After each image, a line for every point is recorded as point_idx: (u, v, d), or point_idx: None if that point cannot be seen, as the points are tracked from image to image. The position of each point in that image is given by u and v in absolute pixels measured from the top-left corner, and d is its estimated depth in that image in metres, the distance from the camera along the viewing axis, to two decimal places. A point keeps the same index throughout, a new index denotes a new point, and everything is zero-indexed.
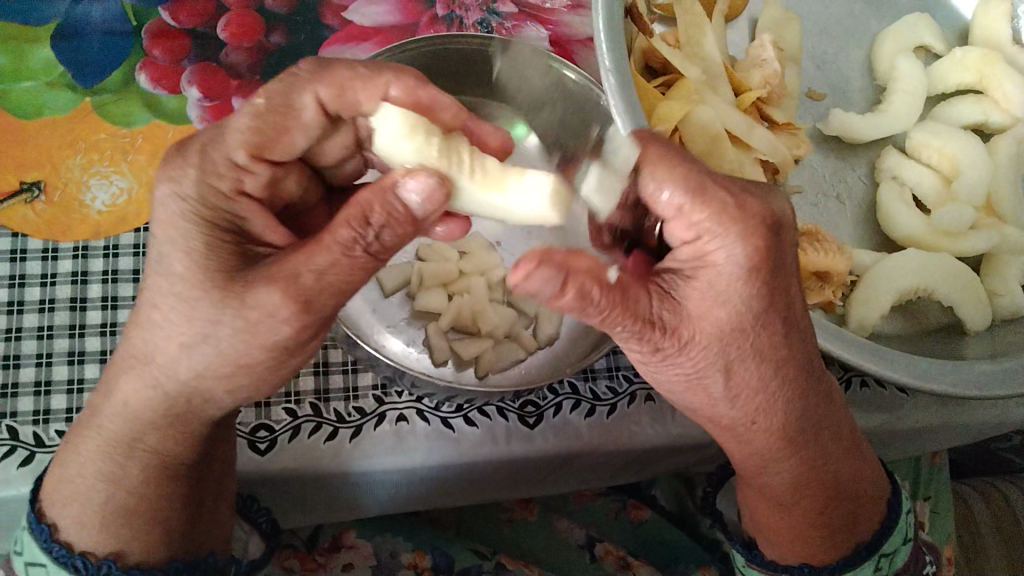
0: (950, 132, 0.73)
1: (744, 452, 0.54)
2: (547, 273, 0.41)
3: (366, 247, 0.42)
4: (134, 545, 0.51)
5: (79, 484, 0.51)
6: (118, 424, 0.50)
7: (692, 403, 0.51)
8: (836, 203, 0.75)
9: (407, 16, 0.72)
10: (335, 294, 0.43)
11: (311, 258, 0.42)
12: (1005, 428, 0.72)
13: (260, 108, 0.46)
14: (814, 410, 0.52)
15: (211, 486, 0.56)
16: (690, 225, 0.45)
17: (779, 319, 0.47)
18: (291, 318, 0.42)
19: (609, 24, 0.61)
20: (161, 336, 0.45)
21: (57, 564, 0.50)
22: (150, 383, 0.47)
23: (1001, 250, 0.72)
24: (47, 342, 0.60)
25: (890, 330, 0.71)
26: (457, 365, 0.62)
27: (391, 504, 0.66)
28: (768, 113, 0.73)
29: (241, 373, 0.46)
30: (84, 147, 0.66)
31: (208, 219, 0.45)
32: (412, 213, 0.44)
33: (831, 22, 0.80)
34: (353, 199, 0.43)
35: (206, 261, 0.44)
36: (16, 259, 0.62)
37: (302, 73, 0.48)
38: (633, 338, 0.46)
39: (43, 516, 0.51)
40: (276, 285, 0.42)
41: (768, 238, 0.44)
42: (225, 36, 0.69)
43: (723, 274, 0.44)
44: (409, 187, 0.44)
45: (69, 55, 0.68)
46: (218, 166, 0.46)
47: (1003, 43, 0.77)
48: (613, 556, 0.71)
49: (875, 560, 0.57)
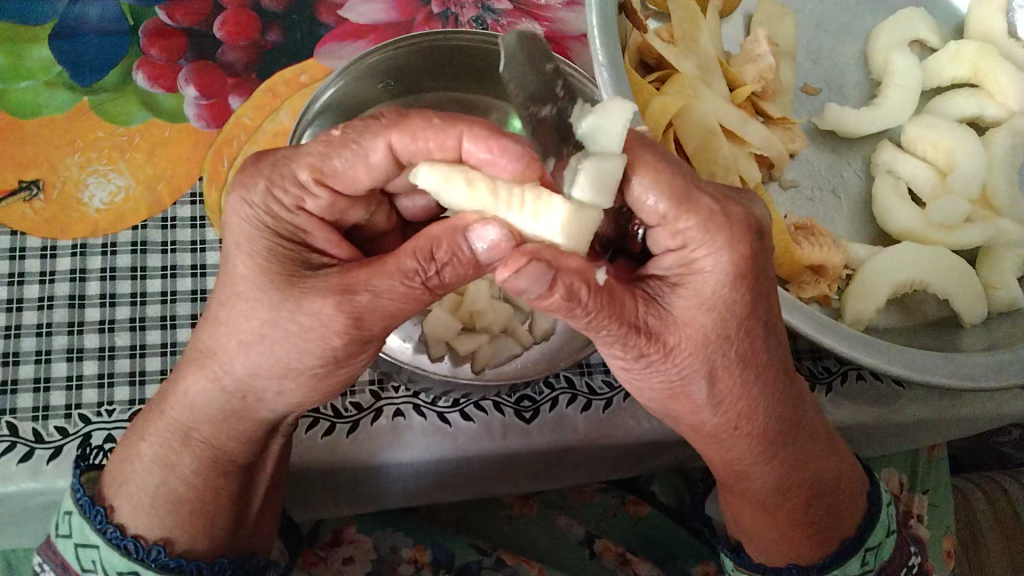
0: (945, 126, 0.73)
1: (725, 457, 0.54)
2: (536, 270, 0.39)
3: (425, 281, 0.43)
4: (180, 534, 0.52)
5: (135, 467, 0.52)
6: (178, 412, 0.51)
7: (676, 412, 0.51)
8: (833, 198, 0.75)
9: (403, 13, 0.72)
10: (388, 316, 0.44)
11: (373, 279, 0.43)
12: (1003, 420, 0.72)
13: (333, 139, 0.46)
14: (791, 410, 0.53)
15: (260, 483, 0.57)
16: (675, 232, 0.44)
17: (759, 323, 0.47)
18: (342, 331, 0.44)
19: (603, 19, 0.61)
20: (224, 334, 0.46)
21: (109, 546, 0.51)
22: (211, 375, 0.49)
23: (997, 242, 0.72)
24: (46, 339, 0.61)
25: (886, 322, 0.71)
26: (453, 360, 0.61)
27: (400, 501, 0.66)
28: (762, 108, 0.74)
29: (292, 374, 0.46)
30: (83, 145, 0.66)
31: (273, 230, 0.46)
32: (477, 259, 0.43)
33: (825, 16, 0.80)
34: (426, 231, 0.43)
35: (266, 265, 0.45)
36: (16, 257, 0.63)
37: (382, 119, 0.46)
38: (617, 343, 0.46)
39: (100, 499, 0.53)
40: (329, 296, 0.43)
41: (752, 241, 0.45)
42: (221, 34, 0.70)
43: (708, 281, 0.45)
44: (478, 235, 0.42)
45: (66, 54, 0.68)
46: (285, 180, 0.46)
47: (998, 36, 0.77)
48: (612, 552, 0.71)
49: (862, 554, 0.57)
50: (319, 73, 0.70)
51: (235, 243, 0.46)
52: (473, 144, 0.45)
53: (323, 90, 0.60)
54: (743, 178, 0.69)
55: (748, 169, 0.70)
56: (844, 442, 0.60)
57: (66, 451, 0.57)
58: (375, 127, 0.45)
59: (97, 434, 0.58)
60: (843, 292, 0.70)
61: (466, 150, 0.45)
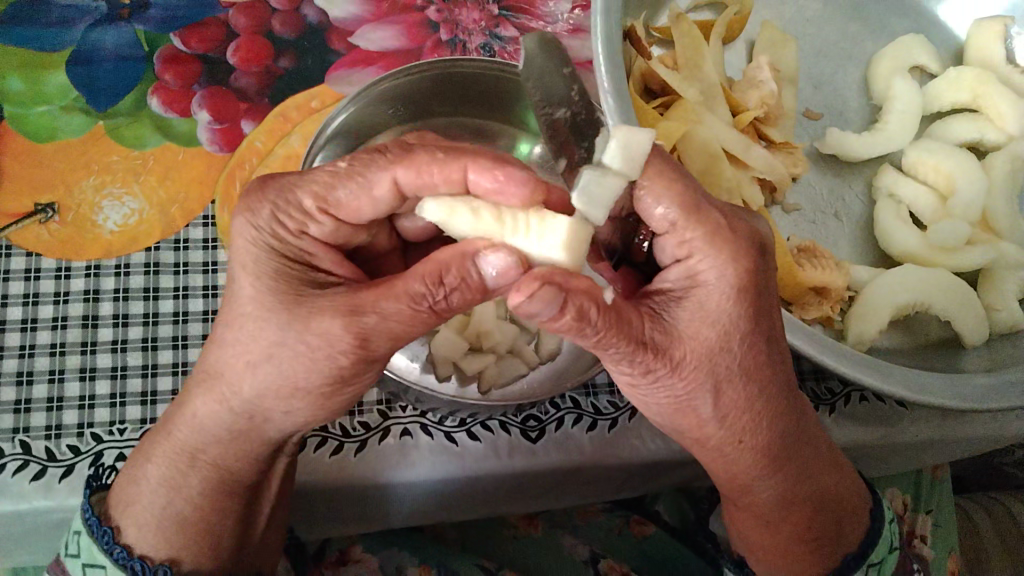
0: (945, 150, 0.74)
1: (730, 471, 0.54)
2: (549, 293, 0.41)
3: (432, 304, 0.44)
4: (186, 554, 0.53)
5: (142, 489, 0.53)
6: (185, 433, 0.52)
7: (680, 427, 0.52)
8: (835, 221, 0.76)
9: (412, 40, 0.74)
10: (394, 338, 0.45)
11: (380, 301, 0.44)
12: (1006, 441, 0.73)
13: (339, 170, 0.48)
14: (795, 425, 0.53)
15: (263, 504, 0.57)
16: (682, 242, 0.47)
17: (762, 337, 0.48)
18: (347, 350, 0.44)
19: (608, 46, 0.63)
20: (229, 355, 0.47)
21: (117, 566, 0.51)
22: (217, 398, 0.49)
23: (998, 264, 0.72)
24: (60, 359, 0.62)
25: (888, 343, 0.72)
26: (460, 380, 0.62)
27: (405, 520, 0.67)
28: (765, 133, 0.75)
29: (304, 395, 0.47)
30: (98, 169, 0.68)
31: (279, 253, 0.47)
32: (485, 283, 0.44)
33: (826, 43, 0.81)
34: (432, 256, 0.44)
35: (278, 286, 0.46)
36: (31, 278, 0.64)
37: (387, 154, 0.48)
38: (625, 360, 0.46)
39: (107, 519, 0.53)
40: (338, 316, 0.44)
41: (755, 258, 0.47)
42: (234, 60, 0.72)
43: (713, 294, 0.46)
44: (488, 260, 0.44)
45: (83, 80, 0.70)
46: (289, 208, 0.48)
47: (997, 62, 0.79)
48: (617, 572, 0.71)
49: (864, 569, 0.57)
50: (330, 98, 0.71)
51: (240, 265, 0.47)
52: (479, 174, 0.47)
53: (334, 116, 0.62)
54: (747, 202, 0.70)
55: (751, 193, 0.71)
56: (846, 458, 0.60)
57: (78, 470, 0.58)
58: (381, 161, 0.48)
59: (109, 453, 0.59)
60: (846, 314, 0.71)
61: (471, 181, 0.47)
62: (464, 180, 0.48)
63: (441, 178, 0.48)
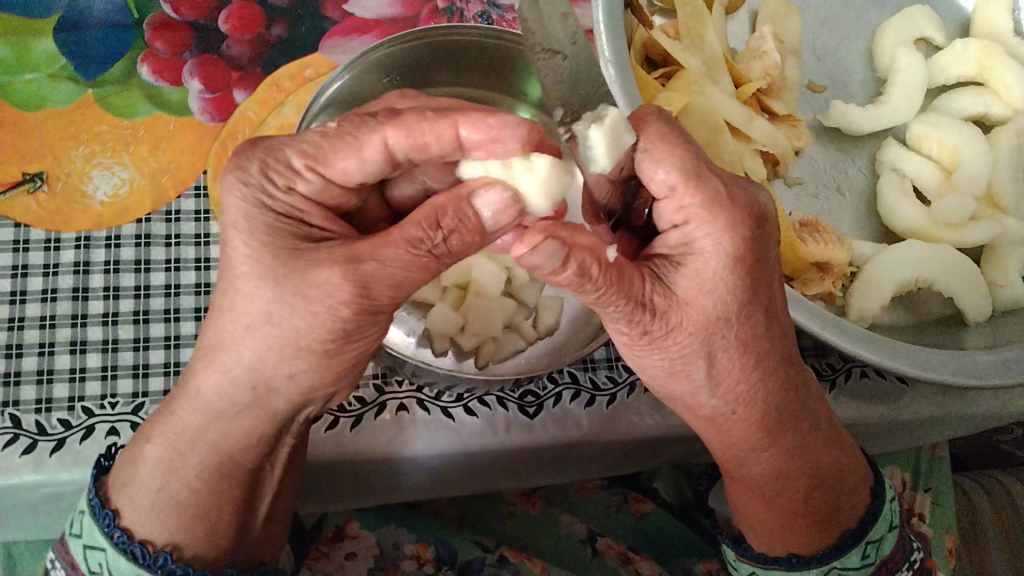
0: (950, 123, 0.73)
1: (726, 441, 0.54)
2: (552, 246, 0.40)
3: (432, 248, 0.43)
4: (188, 540, 0.52)
5: (139, 467, 0.52)
6: (188, 413, 0.51)
7: (674, 393, 0.51)
8: (837, 195, 0.75)
9: (407, 8, 0.72)
10: (395, 286, 0.44)
11: (378, 250, 0.43)
12: (1007, 419, 0.72)
13: (330, 130, 0.46)
14: (792, 398, 0.52)
15: (267, 489, 0.57)
16: (680, 208, 0.44)
17: (761, 308, 0.47)
18: (349, 303, 0.43)
19: (608, 13, 0.61)
20: (230, 320, 0.46)
21: (116, 549, 0.51)
22: (239, 378, 0.48)
23: (1002, 241, 0.72)
24: (50, 332, 0.61)
25: (891, 319, 0.71)
26: (457, 354, 0.61)
27: (405, 494, 0.67)
28: (768, 105, 0.73)
29: (302, 354, 0.46)
30: (87, 138, 0.66)
31: (271, 209, 0.46)
32: (481, 223, 0.44)
33: (831, 14, 0.80)
34: (429, 202, 0.44)
35: (275, 252, 0.45)
36: (19, 250, 0.63)
37: (376, 117, 0.45)
38: (622, 320, 0.46)
39: (107, 501, 0.52)
40: (336, 266, 0.43)
41: (753, 228, 0.45)
42: (227, 28, 0.70)
43: (709, 261, 0.45)
44: (482, 198, 0.44)
45: (71, 47, 0.68)
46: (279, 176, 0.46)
47: (1004, 33, 0.77)
48: (615, 550, 0.71)
49: (862, 547, 0.56)
50: (325, 67, 0.70)
51: (233, 225, 0.46)
52: None
53: (328, 84, 0.60)
54: (748, 174, 0.69)
55: (754, 166, 0.70)
56: (848, 432, 0.59)
57: (70, 445, 0.57)
58: (370, 123, 0.45)
59: (100, 427, 0.58)
60: (848, 290, 0.70)
61: (464, 137, 0.45)
62: (456, 138, 0.45)
63: (433, 137, 0.45)
